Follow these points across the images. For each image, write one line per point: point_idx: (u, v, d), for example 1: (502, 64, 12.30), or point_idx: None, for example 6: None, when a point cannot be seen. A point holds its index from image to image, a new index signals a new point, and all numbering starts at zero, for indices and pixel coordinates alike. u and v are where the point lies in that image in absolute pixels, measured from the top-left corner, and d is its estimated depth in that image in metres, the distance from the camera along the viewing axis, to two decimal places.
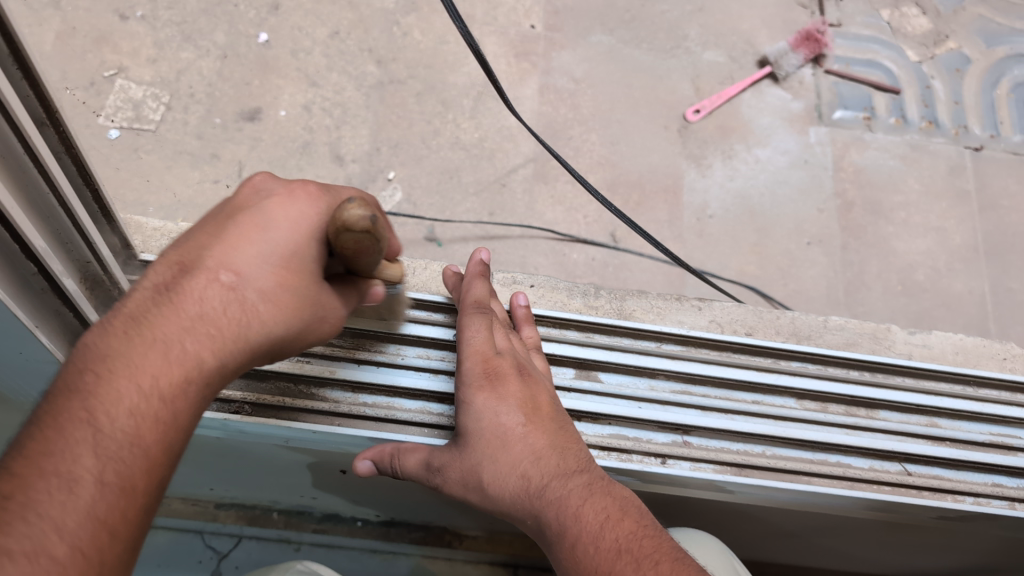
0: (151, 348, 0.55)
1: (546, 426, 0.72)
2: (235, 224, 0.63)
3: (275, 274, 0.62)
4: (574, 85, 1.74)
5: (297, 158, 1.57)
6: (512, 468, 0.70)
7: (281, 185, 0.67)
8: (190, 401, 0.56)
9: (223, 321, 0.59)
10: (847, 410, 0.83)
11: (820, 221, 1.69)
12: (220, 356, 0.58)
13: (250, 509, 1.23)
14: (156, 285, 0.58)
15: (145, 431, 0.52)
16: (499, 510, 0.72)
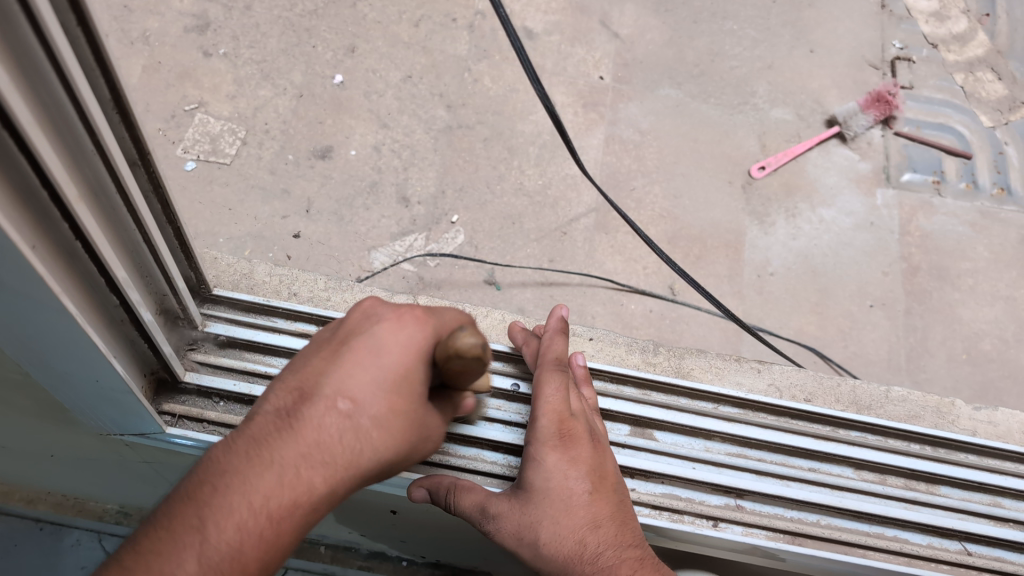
0: (257, 478, 0.51)
1: (605, 491, 0.72)
2: (348, 350, 0.59)
3: (389, 402, 0.57)
4: (640, 136, 1.75)
5: (364, 197, 1.61)
6: (570, 527, 0.71)
7: (392, 310, 0.61)
8: (285, 539, 0.52)
9: (336, 453, 0.55)
10: (906, 483, 0.81)
11: (884, 284, 1.66)
12: (329, 489, 0.54)
13: (297, 541, 1.24)
14: (277, 410, 0.56)
15: (247, 550, 0.50)
16: (537, 566, 0.72)
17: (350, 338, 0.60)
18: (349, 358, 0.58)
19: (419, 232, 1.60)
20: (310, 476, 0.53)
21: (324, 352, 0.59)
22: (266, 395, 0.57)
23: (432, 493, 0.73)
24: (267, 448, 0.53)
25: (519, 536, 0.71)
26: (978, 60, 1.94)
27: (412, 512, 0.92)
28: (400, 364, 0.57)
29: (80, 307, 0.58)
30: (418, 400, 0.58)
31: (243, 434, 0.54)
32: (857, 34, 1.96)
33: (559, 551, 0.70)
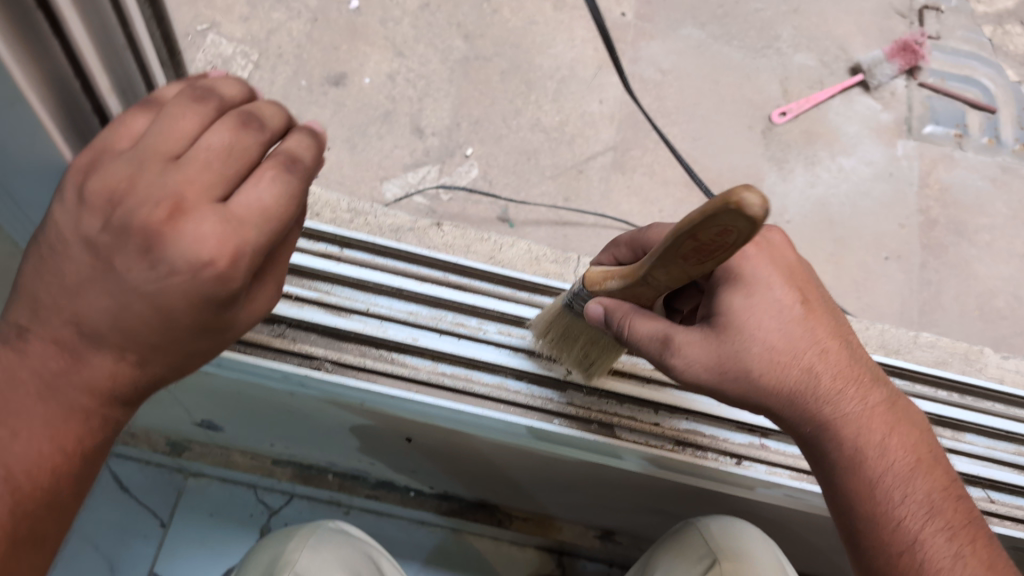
0: (34, 414, 0.56)
1: (815, 329, 0.75)
2: (110, 282, 0.54)
3: (163, 338, 0.56)
4: (661, 76, 1.72)
5: (377, 126, 1.58)
6: (796, 358, 0.73)
7: (162, 236, 0.52)
8: (81, 453, 0.59)
9: (114, 385, 0.57)
10: (931, 429, 0.80)
11: (900, 237, 1.65)
12: (105, 407, 0.58)
13: (306, 467, 1.25)
14: (50, 341, 0.55)
15: (44, 480, 0.57)
16: (737, 397, 0.75)
17: (110, 265, 0.54)
18: (99, 290, 0.54)
19: (432, 164, 1.57)
20: (87, 404, 0.57)
21: (82, 270, 0.54)
22: (33, 316, 0.55)
23: (607, 314, 0.71)
24: (7, 363, 0.55)
25: (720, 370, 0.73)
26: (1007, 13, 1.89)
27: (428, 440, 0.92)
28: (180, 309, 0.54)
29: (98, 201, 0.54)
30: (200, 325, 0.56)
31: (18, 366, 0.55)
32: None
33: (777, 386, 0.73)
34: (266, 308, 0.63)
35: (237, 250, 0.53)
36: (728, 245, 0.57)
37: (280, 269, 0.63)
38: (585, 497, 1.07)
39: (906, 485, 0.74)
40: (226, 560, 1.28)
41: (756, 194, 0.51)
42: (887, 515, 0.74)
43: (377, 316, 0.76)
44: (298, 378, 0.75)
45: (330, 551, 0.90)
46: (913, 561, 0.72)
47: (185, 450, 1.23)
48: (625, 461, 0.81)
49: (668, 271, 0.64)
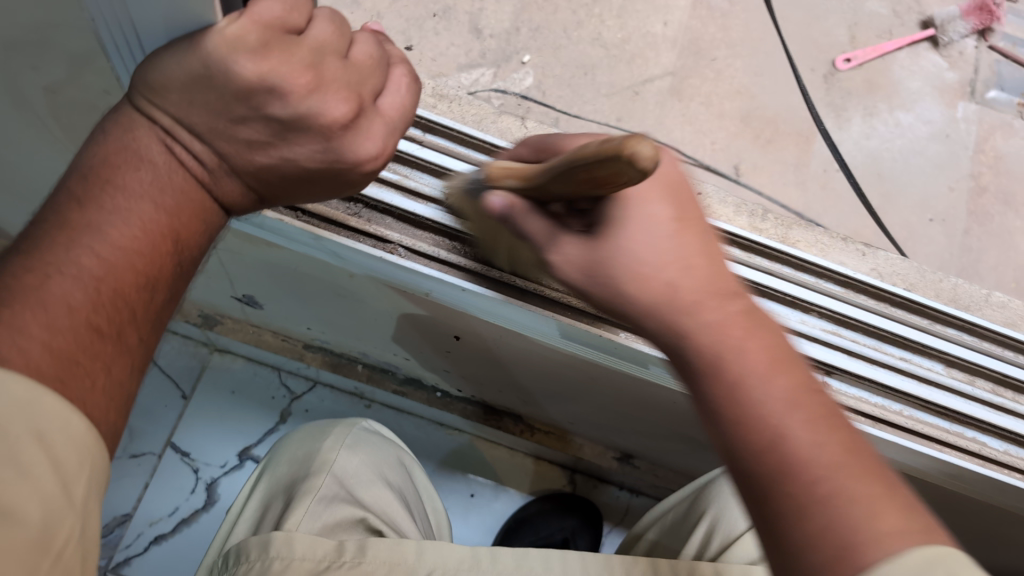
0: (130, 215, 0.53)
1: (695, 244, 0.64)
2: (238, 126, 0.51)
3: (256, 185, 0.57)
4: (730, 6, 1.62)
5: (435, 21, 1.48)
6: (726, 281, 0.63)
7: (322, 116, 0.50)
8: (162, 275, 0.55)
9: (200, 214, 0.56)
10: (993, 388, 0.79)
11: (948, 201, 1.56)
12: (192, 234, 0.57)
13: (336, 356, 1.24)
14: (152, 157, 0.53)
15: (125, 286, 0.52)
16: (629, 313, 0.65)
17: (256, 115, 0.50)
18: (236, 131, 0.51)
19: (488, 67, 1.49)
20: (183, 224, 0.55)
21: (212, 104, 0.49)
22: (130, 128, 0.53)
23: (509, 208, 0.62)
24: (110, 149, 0.53)
25: (593, 275, 0.64)
26: None
27: (475, 340, 0.91)
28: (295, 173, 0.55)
29: None
30: (281, 186, 0.58)
31: (114, 170, 0.53)
32: None
33: (705, 296, 0.63)
34: (391, 143, 0.55)
35: (269, 27, 0.46)
36: (620, 182, 0.50)
37: (397, 99, 0.55)
38: (618, 417, 1.06)
39: (835, 401, 0.58)
40: (245, 438, 1.29)
41: (648, 146, 0.44)
42: (820, 421, 0.56)
43: (456, 207, 0.76)
44: (370, 261, 0.75)
45: (364, 452, 0.91)
46: (802, 469, 0.53)
47: (216, 323, 1.22)
48: (651, 370, 0.81)
49: (563, 188, 0.56)
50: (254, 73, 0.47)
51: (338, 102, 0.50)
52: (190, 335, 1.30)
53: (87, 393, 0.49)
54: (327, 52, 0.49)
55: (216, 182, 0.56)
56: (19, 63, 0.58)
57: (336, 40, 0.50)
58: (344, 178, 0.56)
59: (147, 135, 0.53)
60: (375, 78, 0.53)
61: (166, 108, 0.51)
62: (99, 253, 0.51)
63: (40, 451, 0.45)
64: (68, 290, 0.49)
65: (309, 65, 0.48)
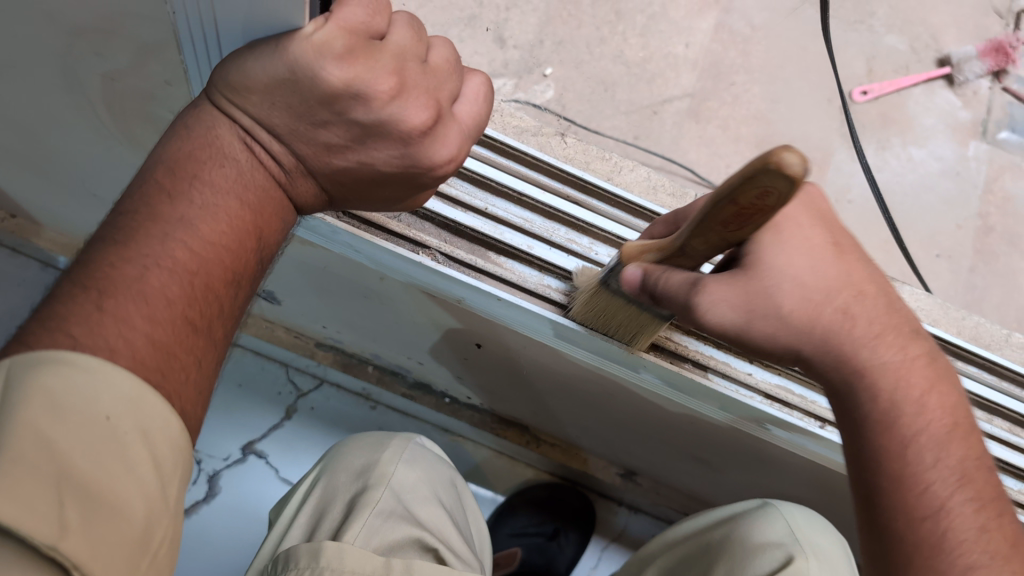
0: (218, 216, 0.54)
1: (857, 273, 0.67)
2: (324, 127, 0.53)
3: (328, 183, 0.59)
4: (751, 31, 1.61)
5: (461, 29, 1.47)
6: (830, 298, 0.65)
7: (408, 120, 0.51)
8: (245, 273, 0.56)
9: (274, 211, 0.58)
10: (1010, 427, 0.80)
11: (956, 237, 1.56)
12: (268, 233, 0.58)
13: (347, 357, 1.26)
14: (233, 156, 0.55)
15: (215, 286, 0.53)
16: (764, 341, 0.67)
17: (346, 117, 0.51)
18: (323, 131, 0.53)
19: (509, 78, 1.48)
20: (262, 223, 0.57)
21: (297, 104, 0.51)
22: (213, 126, 0.55)
23: (643, 277, 0.67)
24: (195, 143, 0.54)
25: (749, 311, 0.66)
26: None
27: (496, 349, 0.92)
28: (373, 173, 0.57)
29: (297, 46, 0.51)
30: (354, 188, 0.59)
31: (201, 167, 0.54)
32: None
33: (804, 327, 0.66)
34: (464, 147, 0.57)
35: (353, 33, 0.47)
36: (773, 205, 0.53)
37: (472, 107, 0.57)
38: (629, 431, 1.06)
39: (940, 450, 0.65)
40: (249, 433, 1.29)
41: (795, 151, 0.48)
42: (916, 479, 0.64)
43: (494, 217, 0.77)
44: (407, 267, 0.76)
45: (422, 469, 0.93)
46: (936, 530, 0.63)
47: None
48: (645, 378, 0.81)
49: (707, 240, 0.61)
50: (340, 79, 0.48)
51: (420, 108, 0.52)
52: None
53: (182, 387, 0.49)
54: (407, 57, 0.51)
55: (292, 183, 0.58)
56: (84, 51, 0.60)
57: (414, 45, 0.52)
58: (416, 182, 0.58)
59: (228, 133, 0.55)
60: (452, 83, 0.55)
61: (249, 109, 0.53)
62: (192, 246, 0.52)
63: (143, 450, 0.45)
64: (164, 281, 0.50)
65: (392, 69, 0.50)
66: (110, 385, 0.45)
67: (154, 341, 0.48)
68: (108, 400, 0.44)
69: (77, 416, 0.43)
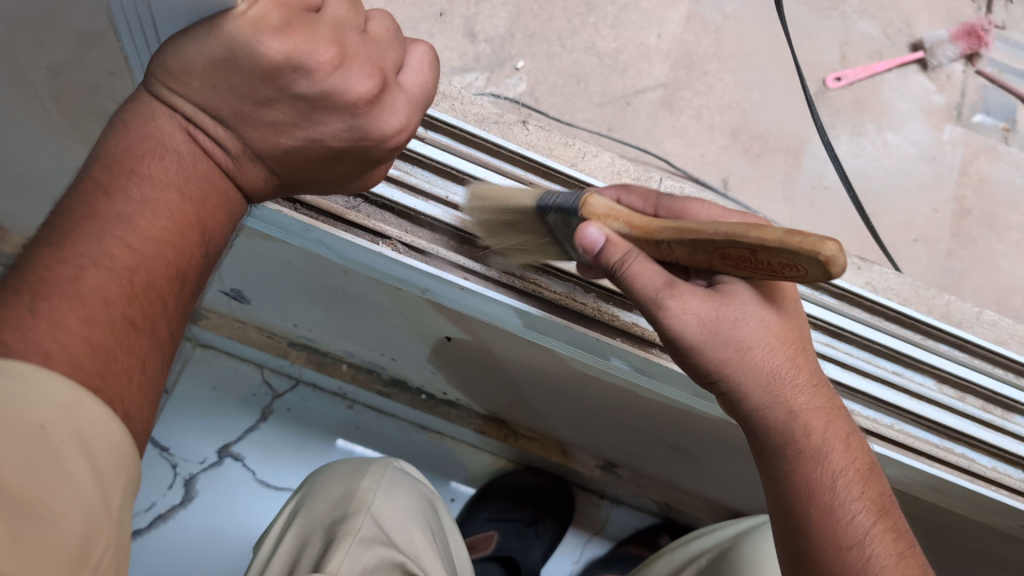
0: (158, 210, 0.52)
1: (800, 321, 0.69)
2: (268, 106, 0.52)
3: (275, 166, 0.58)
4: (723, 20, 1.60)
5: (430, 24, 1.46)
6: (778, 352, 0.67)
7: (351, 91, 0.51)
8: (188, 266, 0.55)
9: (218, 201, 0.57)
10: (983, 405, 0.80)
11: (933, 221, 1.56)
12: (212, 224, 0.57)
13: (320, 356, 1.24)
14: (174, 147, 0.54)
15: (157, 281, 0.52)
16: (710, 374, 0.68)
17: (289, 93, 0.51)
18: (266, 108, 0.52)
19: (481, 72, 1.47)
20: (205, 215, 0.56)
21: (238, 86, 0.50)
22: (150, 118, 0.54)
23: (607, 246, 0.62)
24: (133, 139, 0.53)
25: (711, 332, 0.65)
26: None
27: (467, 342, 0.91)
28: (320, 149, 0.56)
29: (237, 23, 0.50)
30: (302, 168, 0.59)
31: (140, 161, 0.53)
32: None
33: (754, 366, 0.66)
34: (412, 117, 0.57)
35: (289, 7, 0.47)
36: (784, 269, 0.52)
37: (417, 75, 0.57)
38: (606, 422, 1.05)
39: (857, 486, 0.68)
40: (225, 435, 1.27)
41: (844, 251, 0.45)
42: (841, 513, 0.67)
43: (455, 205, 0.76)
44: (368, 257, 0.75)
45: (400, 494, 0.92)
46: (858, 560, 0.66)
47: (201, 318, 1.21)
48: (613, 364, 0.81)
49: (690, 254, 0.58)
50: (280, 53, 0.47)
51: (364, 77, 0.51)
52: None
53: (123, 390, 0.48)
54: (346, 28, 0.51)
55: (239, 168, 0.57)
56: (24, 42, 0.59)
57: (352, 16, 0.52)
58: (366, 154, 0.57)
59: (168, 124, 0.54)
60: (394, 51, 0.55)
61: (189, 95, 0.52)
62: (131, 244, 0.51)
63: (81, 456, 0.45)
64: (103, 281, 0.48)
65: (333, 39, 0.49)
66: (43, 392, 0.43)
67: (91, 342, 0.47)
68: (43, 408, 0.43)
69: (10, 430, 0.41)
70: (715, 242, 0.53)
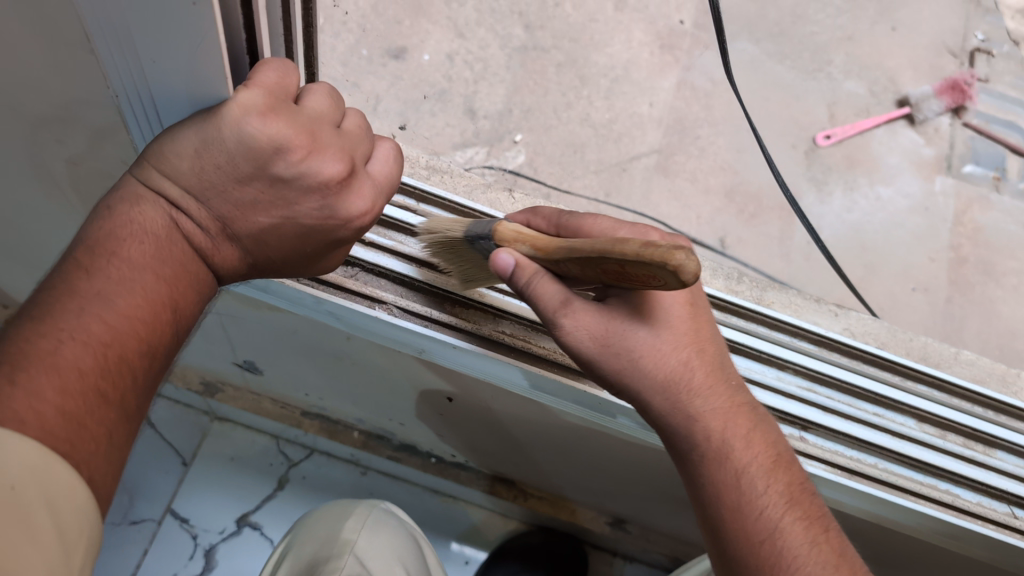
0: (133, 289, 0.58)
1: (704, 330, 0.75)
2: (251, 188, 0.59)
3: (247, 247, 0.64)
4: (712, 86, 1.67)
5: (432, 103, 1.53)
6: (675, 351, 0.73)
7: (325, 172, 0.59)
8: (161, 341, 0.60)
9: (191, 281, 0.63)
10: (964, 442, 0.82)
11: (929, 270, 1.57)
12: (183, 302, 0.62)
13: (332, 424, 1.28)
14: (156, 229, 0.60)
15: (131, 356, 0.57)
16: (611, 380, 0.74)
17: (270, 175, 0.58)
18: (247, 190, 0.59)
19: (481, 146, 1.53)
20: (178, 293, 0.61)
21: (222, 169, 0.57)
22: (133, 203, 0.60)
23: (517, 269, 0.69)
24: (117, 222, 0.59)
25: (603, 345, 0.72)
26: None
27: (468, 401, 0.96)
28: (293, 231, 0.63)
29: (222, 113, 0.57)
30: (271, 252, 0.65)
31: (120, 243, 0.58)
32: (941, 20, 1.75)
33: (649, 370, 0.72)
34: (377, 201, 0.65)
35: (272, 94, 0.55)
36: (650, 281, 0.56)
37: (381, 165, 0.66)
38: (609, 476, 1.08)
39: (767, 478, 0.73)
40: (243, 505, 1.31)
41: (691, 258, 0.49)
42: (750, 509, 0.72)
43: (447, 270, 0.81)
44: (367, 322, 0.80)
45: (385, 536, 0.97)
46: (772, 552, 0.71)
47: (218, 392, 1.26)
48: (618, 422, 0.86)
49: (585, 270, 0.63)
50: (265, 134, 0.55)
51: (335, 162, 0.59)
52: (191, 405, 1.32)
53: (93, 458, 0.52)
54: (322, 121, 0.59)
55: (217, 249, 0.63)
56: (46, 138, 0.65)
57: (328, 114, 0.61)
58: (334, 236, 0.65)
59: (151, 207, 0.60)
60: (363, 144, 0.64)
61: (174, 180, 0.58)
62: (108, 320, 0.55)
63: (47, 515, 0.48)
64: (78, 353, 0.53)
65: (308, 129, 0.57)
66: (18, 454, 0.47)
67: (64, 411, 0.51)
68: (16, 469, 0.47)
69: None
70: (596, 257, 0.58)
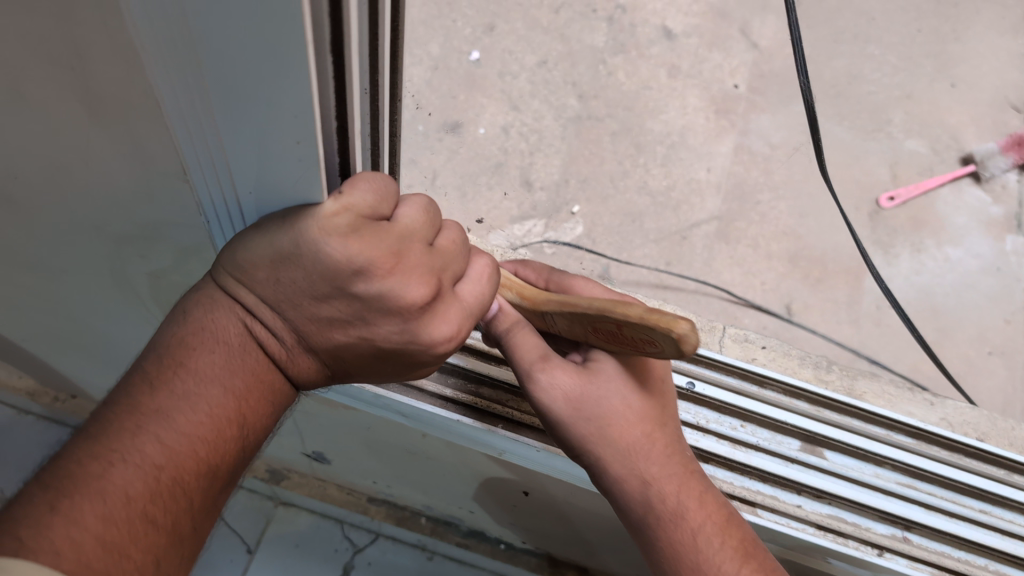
0: (198, 406, 0.54)
1: (662, 399, 0.71)
2: (328, 305, 0.54)
3: (325, 360, 0.59)
4: (771, 150, 1.63)
5: (489, 175, 1.51)
6: (634, 419, 0.69)
7: (407, 299, 0.54)
8: (223, 459, 0.56)
9: (263, 393, 0.59)
10: None
11: (1006, 333, 1.51)
12: (254, 414, 0.58)
13: (399, 510, 1.35)
14: (226, 338, 0.56)
15: (186, 481, 0.53)
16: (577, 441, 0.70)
17: (348, 292, 0.53)
18: (324, 307, 0.54)
19: (538, 219, 1.51)
20: (247, 409, 0.57)
21: (299, 283, 0.52)
22: (205, 308, 0.56)
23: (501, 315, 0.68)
24: (189, 329, 0.55)
25: (576, 408, 0.68)
26: None
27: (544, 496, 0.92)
28: (369, 350, 0.58)
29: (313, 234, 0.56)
30: (348, 364, 0.61)
31: (189, 354, 0.55)
32: (1002, 74, 1.72)
33: (613, 436, 0.69)
34: (465, 325, 0.59)
35: (360, 216, 0.49)
36: (646, 347, 0.55)
37: (473, 286, 0.60)
38: None
39: (712, 539, 0.68)
40: None
41: (694, 330, 0.48)
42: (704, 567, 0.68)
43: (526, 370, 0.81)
44: (449, 426, 0.79)
45: None
46: None
47: (284, 478, 1.32)
48: None
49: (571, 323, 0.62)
50: (344, 256, 0.50)
51: (419, 286, 0.54)
52: (256, 490, 1.32)
53: None
54: (412, 239, 0.54)
55: (292, 360, 0.59)
56: (130, 254, 0.65)
57: (422, 228, 0.55)
58: (412, 357, 0.60)
59: (226, 315, 0.56)
60: (456, 262, 0.58)
61: (253, 289, 0.54)
62: (165, 442, 0.52)
63: None
64: (128, 479, 0.50)
65: (395, 250, 0.52)
66: None
67: (105, 543, 0.48)
68: None
69: None
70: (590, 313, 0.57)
